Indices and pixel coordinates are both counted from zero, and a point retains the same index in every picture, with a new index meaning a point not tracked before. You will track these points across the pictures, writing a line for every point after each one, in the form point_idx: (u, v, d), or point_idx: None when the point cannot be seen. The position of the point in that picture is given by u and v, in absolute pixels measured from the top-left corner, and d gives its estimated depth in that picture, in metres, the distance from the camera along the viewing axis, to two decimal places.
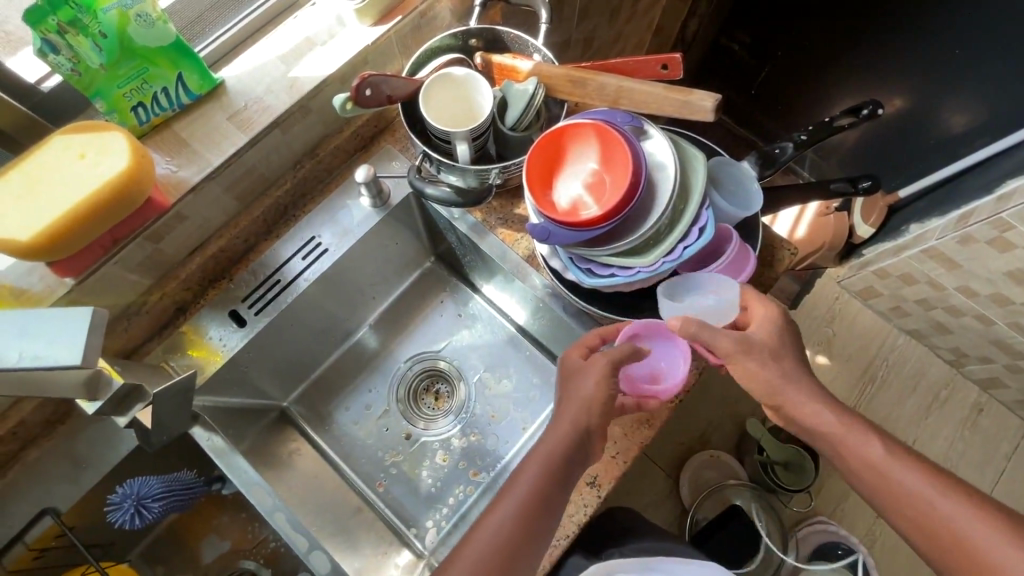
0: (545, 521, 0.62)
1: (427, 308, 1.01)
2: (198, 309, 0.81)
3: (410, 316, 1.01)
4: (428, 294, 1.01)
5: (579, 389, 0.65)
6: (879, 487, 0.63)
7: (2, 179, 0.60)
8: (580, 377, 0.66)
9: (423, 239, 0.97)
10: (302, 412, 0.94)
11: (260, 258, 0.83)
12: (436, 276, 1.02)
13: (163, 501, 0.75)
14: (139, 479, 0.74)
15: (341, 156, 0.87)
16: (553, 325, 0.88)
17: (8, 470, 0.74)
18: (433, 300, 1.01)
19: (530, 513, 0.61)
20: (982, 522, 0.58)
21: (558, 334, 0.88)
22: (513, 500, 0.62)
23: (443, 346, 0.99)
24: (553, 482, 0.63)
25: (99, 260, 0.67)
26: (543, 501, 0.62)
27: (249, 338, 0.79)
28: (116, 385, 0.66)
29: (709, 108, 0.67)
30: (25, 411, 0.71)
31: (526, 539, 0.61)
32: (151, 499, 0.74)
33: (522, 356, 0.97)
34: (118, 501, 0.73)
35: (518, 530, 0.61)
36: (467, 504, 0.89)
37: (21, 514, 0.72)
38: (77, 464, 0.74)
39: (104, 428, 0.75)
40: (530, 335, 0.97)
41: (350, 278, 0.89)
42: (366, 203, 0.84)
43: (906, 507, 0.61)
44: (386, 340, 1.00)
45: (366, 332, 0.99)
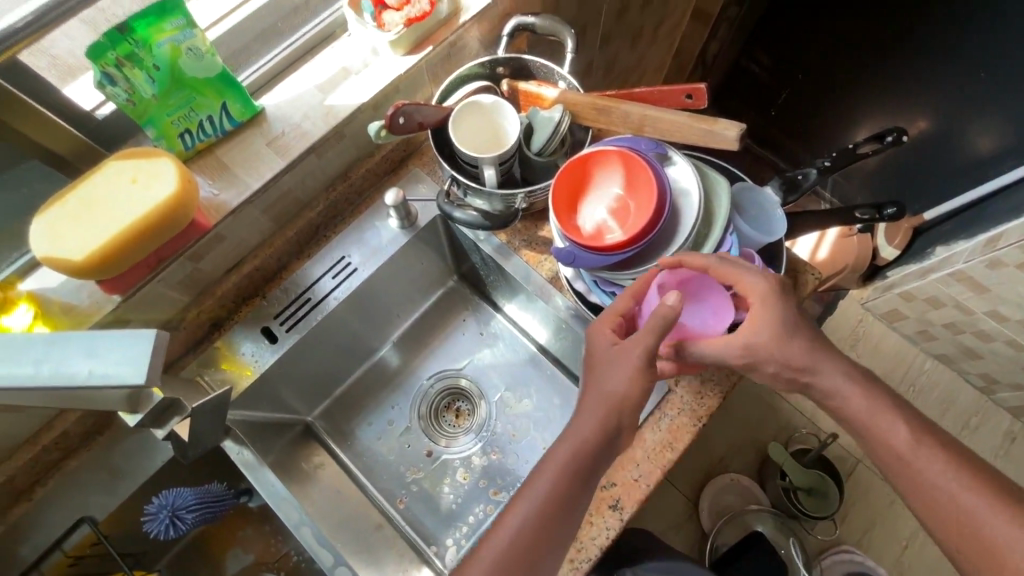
0: (556, 531, 0.61)
1: (449, 327, 1.03)
2: (232, 325, 0.84)
3: (433, 334, 1.03)
4: (447, 314, 1.03)
5: (608, 380, 0.64)
6: (900, 469, 0.62)
7: (58, 203, 0.63)
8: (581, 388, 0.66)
9: (446, 258, 0.99)
10: (326, 428, 0.96)
11: (292, 276, 0.86)
12: (459, 294, 1.04)
13: (197, 512, 0.77)
14: (173, 491, 0.76)
15: (371, 178, 0.90)
16: (575, 346, 0.89)
17: (49, 477, 0.76)
18: (456, 319, 1.03)
19: (553, 510, 0.62)
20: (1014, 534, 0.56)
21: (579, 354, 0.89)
22: (530, 498, 0.63)
23: (465, 364, 1.01)
24: (574, 478, 0.62)
25: (143, 279, 0.70)
26: (547, 524, 0.61)
27: (280, 354, 0.82)
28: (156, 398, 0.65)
29: (732, 138, 0.68)
30: (67, 422, 0.74)
31: (530, 552, 0.60)
32: (185, 510, 0.76)
33: (540, 375, 0.98)
34: (153, 513, 0.75)
35: (523, 543, 0.61)
36: (487, 523, 0.89)
37: (61, 521, 0.74)
38: (114, 474, 0.76)
39: (142, 439, 0.77)
40: (551, 355, 0.98)
41: (377, 297, 0.91)
42: (394, 224, 0.87)
43: (926, 492, 0.61)
44: (407, 359, 1.01)
45: (389, 351, 1.01)
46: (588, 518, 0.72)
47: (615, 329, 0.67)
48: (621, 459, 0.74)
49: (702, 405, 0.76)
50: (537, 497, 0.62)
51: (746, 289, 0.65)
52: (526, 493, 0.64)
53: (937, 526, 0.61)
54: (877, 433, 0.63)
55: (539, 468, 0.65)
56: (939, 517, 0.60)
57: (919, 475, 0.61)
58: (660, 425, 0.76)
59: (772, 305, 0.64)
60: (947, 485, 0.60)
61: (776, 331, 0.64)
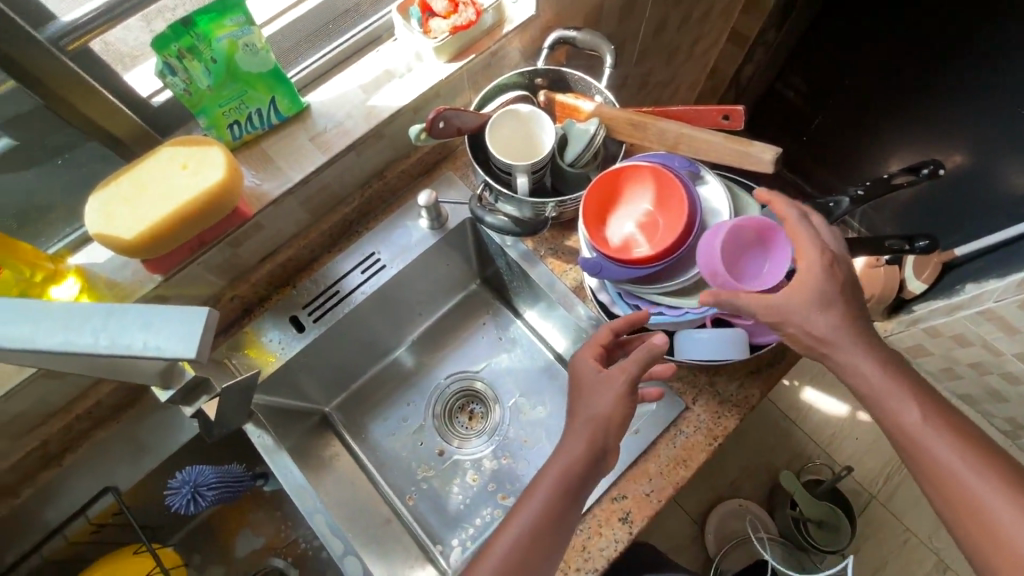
0: (553, 544, 0.62)
1: (469, 329, 1.04)
2: (261, 312, 0.87)
3: (453, 335, 1.04)
4: (467, 317, 1.05)
5: (592, 401, 0.65)
6: (934, 474, 0.60)
7: (112, 183, 0.66)
8: (589, 394, 0.66)
9: (471, 261, 1.01)
10: (342, 420, 0.98)
11: (323, 269, 0.89)
12: (481, 298, 1.05)
13: (217, 490, 0.79)
14: (196, 468, 0.78)
15: (406, 178, 0.92)
16: None
17: (79, 446, 0.79)
18: (476, 322, 1.04)
19: (546, 527, 0.62)
20: None
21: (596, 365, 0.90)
22: (523, 515, 0.63)
23: (482, 367, 1.02)
24: (568, 494, 0.63)
25: (185, 260, 0.73)
26: (546, 535, 0.62)
27: (305, 344, 0.84)
28: (188, 377, 0.66)
29: (768, 160, 0.68)
30: (101, 393, 0.77)
31: (526, 563, 0.61)
32: (207, 488, 0.78)
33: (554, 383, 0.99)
34: (177, 487, 0.77)
35: (519, 554, 0.61)
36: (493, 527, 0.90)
37: (86, 488, 0.77)
38: (139, 447, 0.79)
39: (169, 416, 0.80)
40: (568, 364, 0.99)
41: (402, 295, 0.93)
42: (425, 225, 0.89)
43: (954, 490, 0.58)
44: (426, 358, 1.03)
45: (409, 348, 1.03)
46: (597, 528, 0.72)
47: (597, 357, 0.69)
48: (634, 472, 0.74)
49: (718, 425, 0.76)
50: (531, 514, 0.63)
51: (802, 255, 0.64)
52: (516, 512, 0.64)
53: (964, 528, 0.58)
54: (909, 435, 0.61)
55: (546, 467, 0.65)
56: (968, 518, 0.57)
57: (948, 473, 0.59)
58: (675, 441, 0.75)
59: (820, 275, 0.62)
60: (981, 490, 0.57)
61: (810, 299, 0.62)
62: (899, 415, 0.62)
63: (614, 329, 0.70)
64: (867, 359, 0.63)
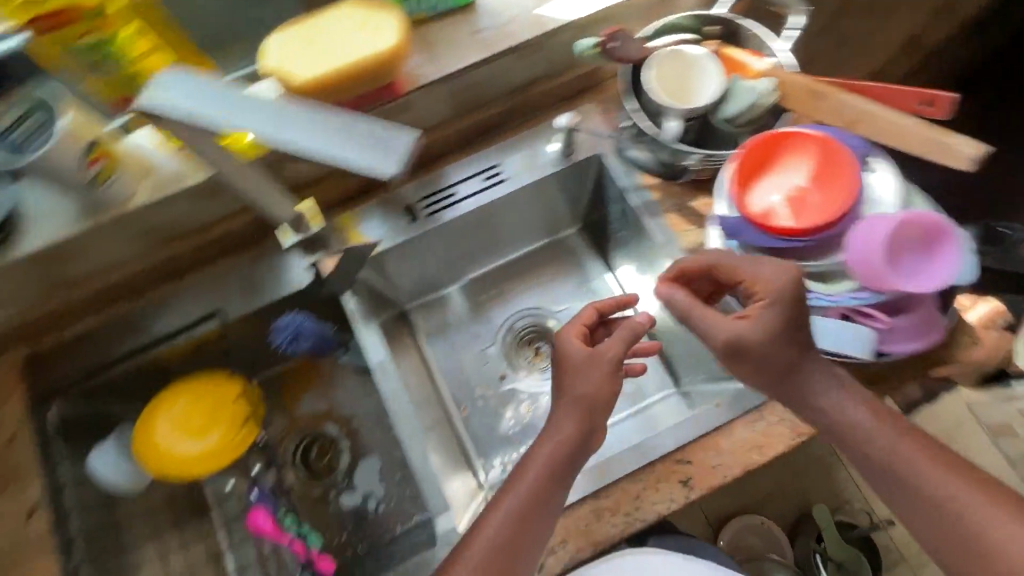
0: (545, 518, 0.64)
1: (557, 269, 1.03)
2: (378, 194, 0.88)
3: (540, 270, 1.03)
4: (539, 265, 1.04)
5: (581, 384, 0.68)
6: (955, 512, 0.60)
7: (293, 27, 0.68)
8: (580, 373, 0.69)
9: (581, 203, 0.98)
10: (419, 320, 1.01)
11: (444, 168, 0.89)
12: (575, 243, 1.04)
13: (313, 341, 0.86)
14: (302, 315, 0.84)
15: (545, 100, 0.90)
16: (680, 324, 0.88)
17: (194, 271, 0.85)
18: (567, 263, 1.03)
19: (529, 512, 0.63)
20: None
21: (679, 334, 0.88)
22: (497, 512, 0.63)
23: (561, 308, 1.01)
24: (551, 481, 0.65)
25: None
26: (541, 504, 0.64)
27: (414, 234, 0.87)
28: (313, 229, 0.74)
29: (968, 156, 0.64)
30: (229, 227, 0.83)
31: (521, 534, 0.62)
32: (306, 335, 0.85)
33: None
34: (283, 325, 0.84)
35: (514, 526, 0.62)
36: None
37: (193, 310, 0.83)
38: (245, 286, 0.83)
39: (276, 265, 0.84)
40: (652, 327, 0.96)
41: (507, 217, 0.93)
42: (555, 149, 0.88)
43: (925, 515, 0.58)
44: (509, 285, 1.03)
45: (478, 279, 1.02)
46: (654, 483, 0.72)
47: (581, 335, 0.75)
48: (704, 442, 0.73)
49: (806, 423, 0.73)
50: (511, 499, 0.64)
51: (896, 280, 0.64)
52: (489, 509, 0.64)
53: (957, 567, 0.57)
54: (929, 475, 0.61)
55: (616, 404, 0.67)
56: (967, 554, 0.56)
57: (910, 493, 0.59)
58: (754, 424, 0.74)
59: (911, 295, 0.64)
60: None
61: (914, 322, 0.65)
62: (871, 444, 0.61)
63: (684, 268, 0.71)
64: (839, 394, 0.62)
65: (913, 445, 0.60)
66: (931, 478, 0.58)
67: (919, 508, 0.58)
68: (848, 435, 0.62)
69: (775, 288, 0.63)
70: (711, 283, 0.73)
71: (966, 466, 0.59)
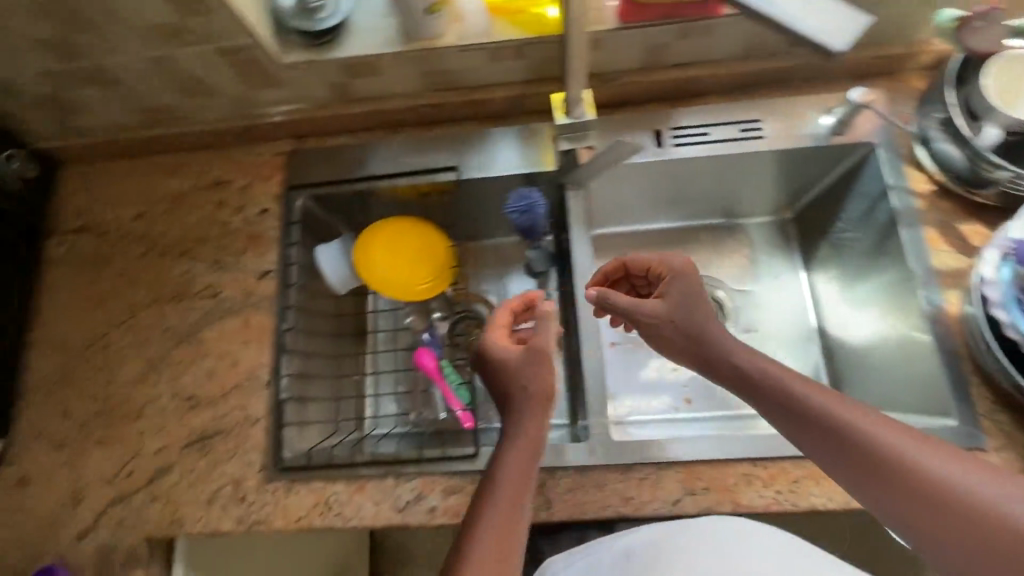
0: (516, 524, 0.62)
1: (746, 249, 1.04)
2: (631, 111, 0.88)
3: (728, 244, 1.04)
4: (720, 239, 1.04)
5: (529, 381, 0.69)
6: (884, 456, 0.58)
7: None
8: (519, 368, 0.70)
9: (805, 194, 0.98)
10: (602, 246, 1.03)
11: (706, 106, 0.87)
12: (779, 232, 1.04)
13: (534, 231, 0.84)
14: (542, 203, 0.81)
15: (835, 72, 0.86)
16: (864, 342, 0.90)
17: (443, 126, 0.91)
18: (760, 247, 1.04)
19: (514, 493, 0.63)
20: (972, 469, 0.56)
21: (880, 355, 0.87)
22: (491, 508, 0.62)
23: (736, 287, 1.02)
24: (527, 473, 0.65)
25: (643, 23, 0.76)
26: (514, 504, 0.63)
27: (657, 160, 0.86)
28: (587, 116, 0.76)
29: None
30: (494, 95, 0.86)
31: (503, 548, 0.60)
32: (535, 225, 0.83)
33: (802, 349, 0.98)
34: (525, 204, 0.80)
35: (494, 545, 0.60)
36: (664, 415, 0.97)
37: (434, 159, 0.89)
38: (487, 154, 0.87)
39: (518, 145, 0.87)
40: (820, 338, 0.98)
41: (738, 182, 0.94)
42: (827, 124, 0.84)
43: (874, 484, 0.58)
44: (694, 247, 1.04)
45: (671, 233, 1.04)
46: (814, 474, 0.72)
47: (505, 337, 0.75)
48: None
49: None
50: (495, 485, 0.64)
51: None
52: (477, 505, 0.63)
53: (926, 540, 0.56)
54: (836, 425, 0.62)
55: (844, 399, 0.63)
56: (939, 528, 0.55)
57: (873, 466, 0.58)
58: None
59: None
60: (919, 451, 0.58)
61: None
62: (786, 391, 0.65)
63: (606, 271, 0.82)
64: (789, 376, 0.66)
65: (810, 387, 0.64)
66: (869, 433, 0.59)
67: (853, 463, 0.59)
68: (816, 422, 0.62)
69: (670, 265, 0.75)
70: (631, 284, 0.83)
71: (897, 422, 0.61)
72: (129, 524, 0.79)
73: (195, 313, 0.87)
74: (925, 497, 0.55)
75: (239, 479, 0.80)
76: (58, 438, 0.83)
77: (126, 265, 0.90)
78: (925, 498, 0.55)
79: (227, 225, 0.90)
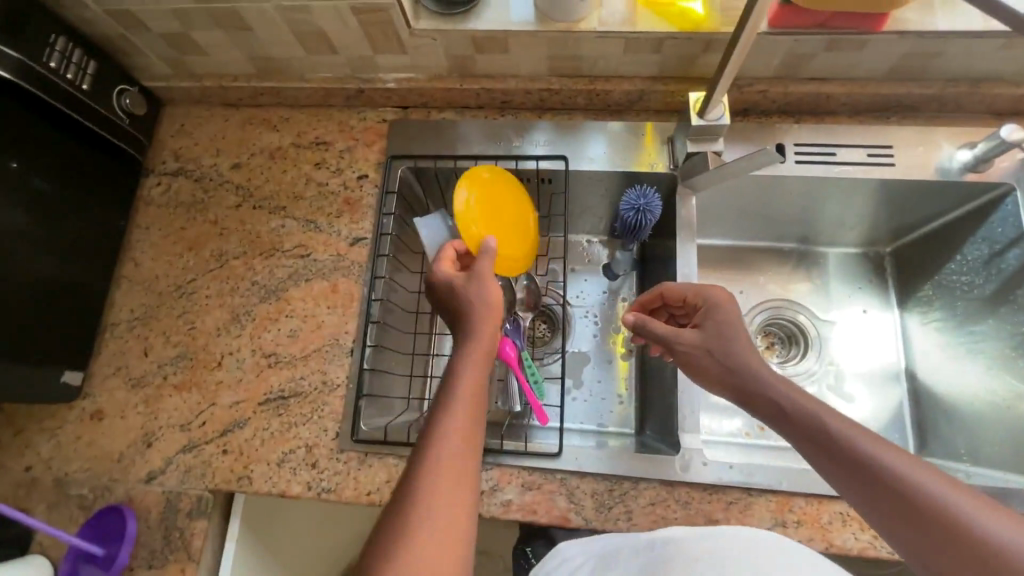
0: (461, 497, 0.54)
1: (840, 279, 1.00)
2: (755, 121, 0.86)
3: (820, 272, 1.00)
4: (811, 265, 1.01)
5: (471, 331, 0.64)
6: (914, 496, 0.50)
7: None
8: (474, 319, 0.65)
9: (914, 229, 0.93)
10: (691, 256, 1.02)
11: (834, 126, 0.85)
12: (875, 267, 1.00)
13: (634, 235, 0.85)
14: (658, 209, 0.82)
15: (978, 105, 0.83)
16: (964, 392, 0.85)
17: (557, 114, 0.89)
18: (853, 279, 0.99)
19: (459, 471, 0.54)
20: (1002, 517, 0.48)
21: (981, 407, 0.83)
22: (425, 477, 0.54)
23: (821, 317, 0.98)
24: (469, 434, 0.57)
25: (798, 30, 0.74)
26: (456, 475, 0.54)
27: (780, 173, 0.85)
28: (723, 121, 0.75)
29: None
30: (617, 88, 0.84)
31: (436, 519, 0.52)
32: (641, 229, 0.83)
33: (889, 390, 0.93)
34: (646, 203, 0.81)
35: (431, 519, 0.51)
36: (739, 438, 0.90)
37: (546, 145, 0.87)
38: (601, 147, 0.86)
39: (635, 141, 0.86)
40: (910, 380, 0.93)
41: (849, 207, 0.91)
42: (962, 159, 0.81)
43: (887, 503, 0.52)
44: (784, 273, 1.01)
45: (759, 251, 1.02)
46: None
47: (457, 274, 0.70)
48: None
49: None
50: (431, 457, 0.55)
51: None
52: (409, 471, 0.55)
53: None
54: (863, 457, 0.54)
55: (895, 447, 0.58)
56: None
57: (886, 485, 0.52)
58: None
59: None
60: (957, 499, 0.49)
61: None
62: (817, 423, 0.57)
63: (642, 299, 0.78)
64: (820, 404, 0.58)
65: (847, 422, 0.56)
66: (905, 472, 0.52)
67: (884, 498, 0.52)
68: (837, 450, 0.55)
69: (706, 297, 0.70)
70: (669, 314, 0.79)
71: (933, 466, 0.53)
72: (197, 474, 0.78)
73: (284, 271, 0.86)
74: (947, 527, 0.48)
75: (311, 444, 0.78)
76: (136, 376, 0.83)
77: (219, 213, 0.89)
78: (945, 526, 0.48)
79: (326, 186, 0.89)
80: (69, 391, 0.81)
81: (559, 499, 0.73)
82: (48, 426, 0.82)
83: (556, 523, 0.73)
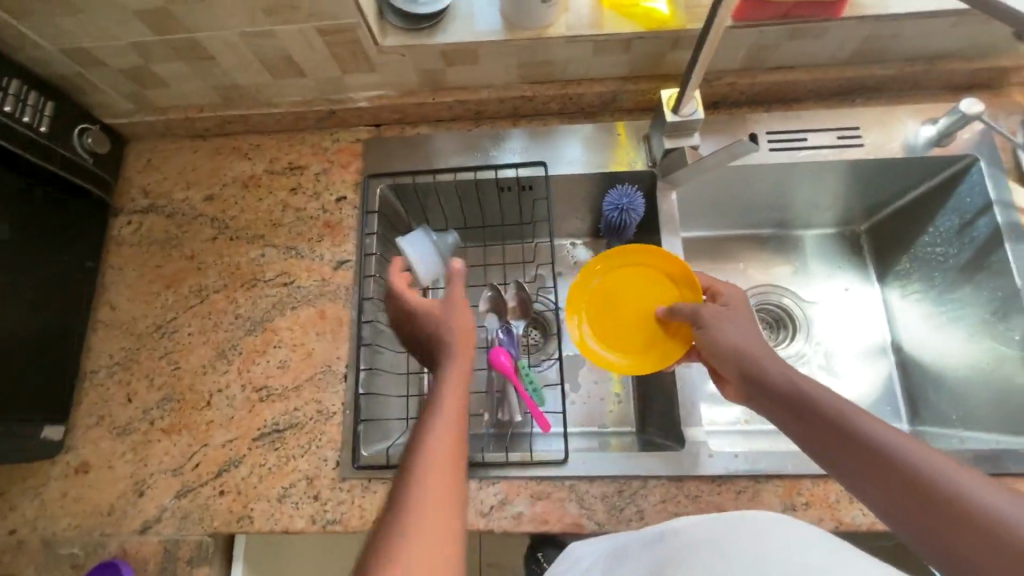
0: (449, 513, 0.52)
1: (821, 259, 1.01)
2: (726, 112, 0.88)
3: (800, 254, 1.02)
4: (792, 248, 1.02)
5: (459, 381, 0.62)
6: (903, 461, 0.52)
7: None
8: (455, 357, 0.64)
9: (887, 204, 0.96)
10: None
11: (802, 112, 0.87)
12: (853, 245, 1.02)
13: (620, 233, 0.88)
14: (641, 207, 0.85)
15: (935, 82, 0.86)
16: (951, 358, 0.87)
17: (532, 120, 0.89)
18: (832, 259, 1.01)
19: (444, 488, 0.53)
20: (985, 480, 0.50)
21: (967, 373, 0.85)
22: (416, 511, 0.51)
23: (805, 298, 0.99)
24: (457, 458, 0.55)
25: (762, 22, 0.75)
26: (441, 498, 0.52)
27: (754, 161, 0.86)
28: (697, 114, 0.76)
29: None
30: (589, 90, 0.85)
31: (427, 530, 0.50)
32: (626, 227, 0.86)
33: (879, 364, 0.95)
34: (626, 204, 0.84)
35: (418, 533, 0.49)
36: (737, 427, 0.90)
37: (523, 151, 0.87)
38: (578, 149, 0.86)
39: (611, 141, 0.86)
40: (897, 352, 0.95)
41: (824, 188, 0.93)
42: (926, 135, 0.84)
43: (872, 467, 0.54)
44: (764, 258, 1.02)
45: (740, 239, 1.03)
46: None
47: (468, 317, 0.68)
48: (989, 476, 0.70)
49: None
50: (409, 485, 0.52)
51: None
52: (398, 513, 0.51)
53: (948, 556, 0.49)
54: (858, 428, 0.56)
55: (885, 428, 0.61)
56: (962, 538, 0.48)
57: (872, 449, 0.54)
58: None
59: None
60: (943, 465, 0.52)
61: None
62: (812, 399, 0.59)
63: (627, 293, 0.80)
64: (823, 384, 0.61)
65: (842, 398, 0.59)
66: (898, 442, 0.54)
67: (877, 466, 0.53)
68: (830, 423, 0.57)
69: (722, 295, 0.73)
70: None
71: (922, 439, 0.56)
72: (194, 519, 0.75)
73: (267, 300, 0.84)
74: (930, 488, 0.51)
75: (311, 476, 0.76)
76: (121, 424, 0.80)
77: (195, 247, 0.87)
78: (931, 488, 0.51)
79: (304, 210, 0.87)
80: (50, 447, 0.77)
81: (571, 506, 0.73)
82: (31, 485, 0.78)
83: (569, 530, 0.72)
